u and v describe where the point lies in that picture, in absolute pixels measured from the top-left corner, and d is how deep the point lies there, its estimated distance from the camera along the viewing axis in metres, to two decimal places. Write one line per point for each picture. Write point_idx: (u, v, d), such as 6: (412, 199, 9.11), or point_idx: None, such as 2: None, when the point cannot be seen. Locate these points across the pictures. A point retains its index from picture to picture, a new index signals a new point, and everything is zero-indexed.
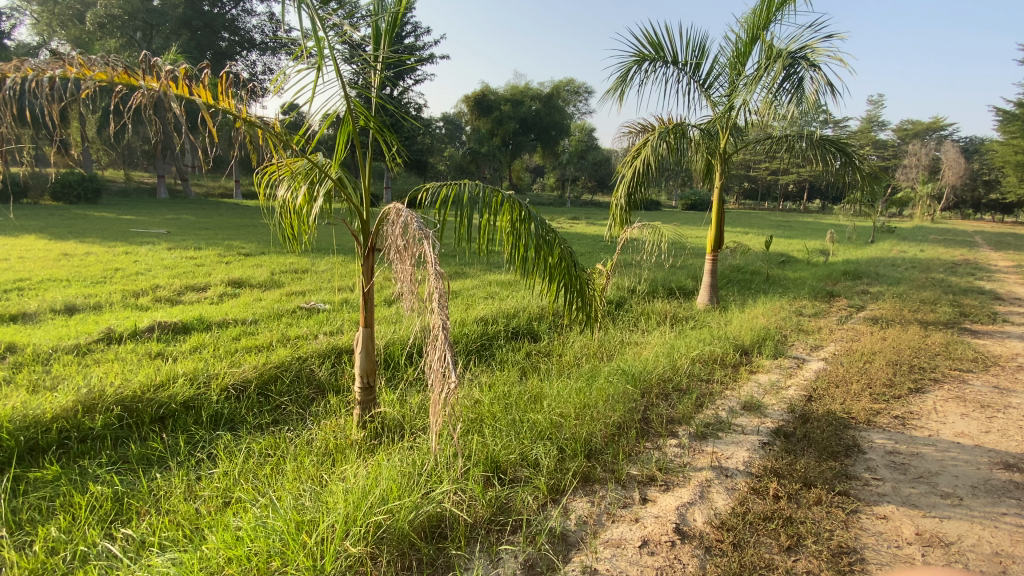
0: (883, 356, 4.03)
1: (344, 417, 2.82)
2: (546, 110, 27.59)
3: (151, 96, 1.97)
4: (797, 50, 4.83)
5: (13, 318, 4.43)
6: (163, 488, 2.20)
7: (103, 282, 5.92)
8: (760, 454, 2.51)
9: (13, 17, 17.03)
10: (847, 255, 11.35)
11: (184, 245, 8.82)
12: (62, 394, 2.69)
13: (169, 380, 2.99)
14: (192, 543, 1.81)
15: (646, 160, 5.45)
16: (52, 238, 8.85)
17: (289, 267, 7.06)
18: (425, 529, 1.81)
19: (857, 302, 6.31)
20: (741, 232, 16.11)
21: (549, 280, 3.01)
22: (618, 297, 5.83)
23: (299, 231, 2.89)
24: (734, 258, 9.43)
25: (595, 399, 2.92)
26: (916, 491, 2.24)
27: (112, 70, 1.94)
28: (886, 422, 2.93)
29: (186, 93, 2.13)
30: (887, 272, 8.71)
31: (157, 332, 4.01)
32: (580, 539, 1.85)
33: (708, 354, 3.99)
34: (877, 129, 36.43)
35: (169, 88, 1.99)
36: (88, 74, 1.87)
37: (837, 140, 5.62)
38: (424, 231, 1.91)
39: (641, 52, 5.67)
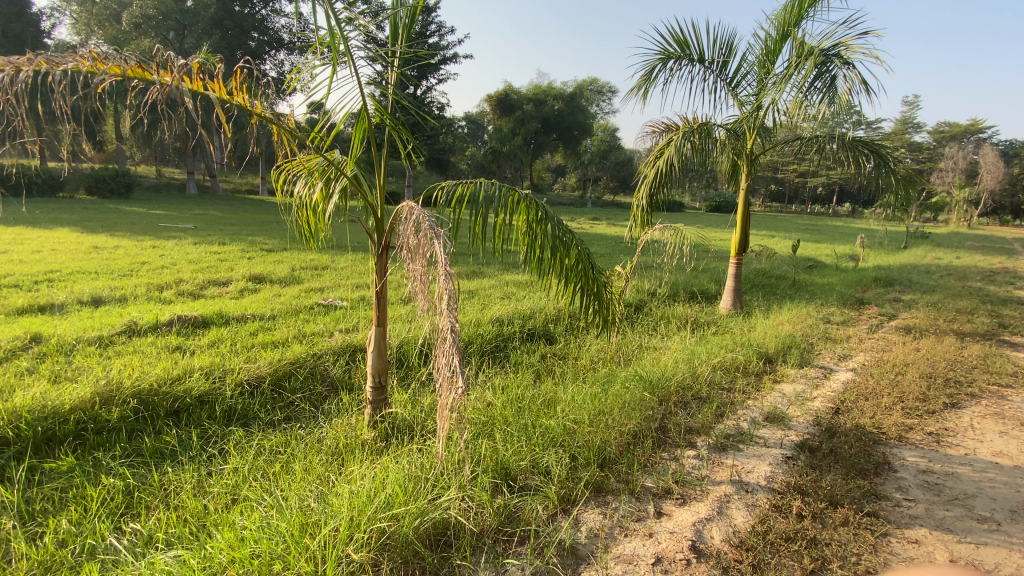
0: (916, 368, 3.84)
1: (355, 417, 2.80)
2: (568, 110, 27.45)
3: (164, 91, 1.94)
4: (830, 47, 4.64)
5: (42, 309, 4.55)
6: (173, 483, 2.20)
7: (129, 275, 6.05)
8: (783, 469, 2.39)
9: (54, 18, 17.70)
10: (877, 261, 10.96)
11: (209, 240, 9.00)
12: (81, 386, 2.73)
13: (185, 374, 3.02)
14: (197, 541, 1.80)
15: (670, 160, 5.32)
16: (85, 232, 9.14)
17: (310, 264, 7.13)
18: (430, 536, 1.76)
19: (889, 311, 6.06)
20: (766, 236, 15.76)
21: (565, 282, 2.94)
22: (638, 300, 5.72)
23: (315, 228, 2.87)
24: (759, 262, 9.18)
25: (610, 406, 2.84)
26: (951, 514, 2.10)
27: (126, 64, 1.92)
28: (919, 438, 2.77)
29: (200, 88, 2.09)
30: (920, 279, 8.36)
31: (177, 326, 4.06)
32: (591, 553, 1.78)
33: (730, 361, 3.86)
34: (912, 131, 35.17)
35: (182, 82, 1.95)
36: (101, 68, 1.86)
37: (871, 142, 5.40)
38: (435, 231, 1.85)
39: (666, 49, 5.55)
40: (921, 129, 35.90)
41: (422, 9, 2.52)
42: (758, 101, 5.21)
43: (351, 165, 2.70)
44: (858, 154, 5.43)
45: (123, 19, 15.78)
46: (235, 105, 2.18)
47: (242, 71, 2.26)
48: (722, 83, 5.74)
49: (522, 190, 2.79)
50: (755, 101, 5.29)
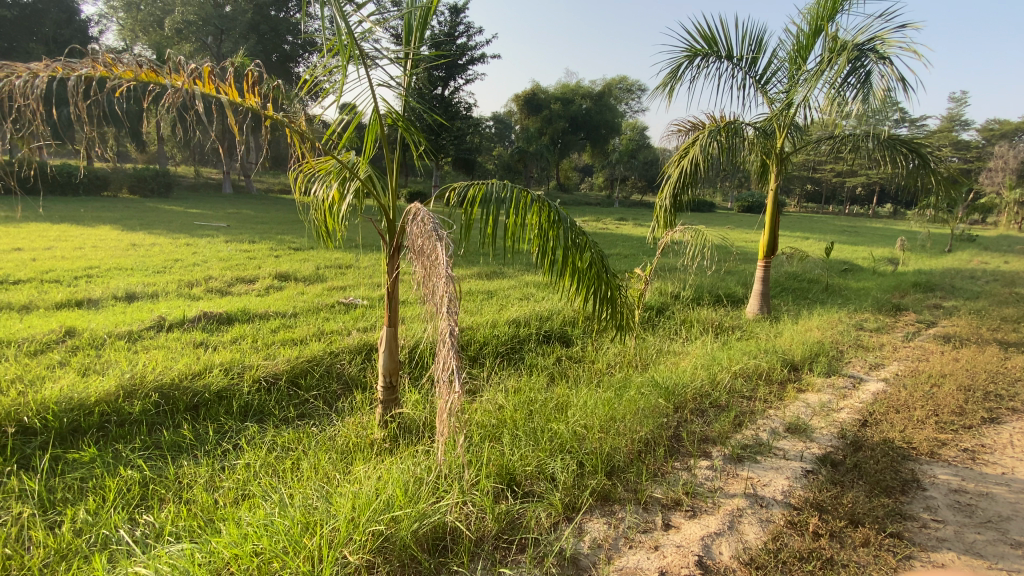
0: (954, 379, 3.62)
1: (367, 416, 2.81)
2: (596, 109, 27.22)
3: (176, 94, 1.98)
4: (865, 41, 4.44)
5: (79, 304, 4.75)
6: (187, 476, 2.26)
7: (162, 272, 6.28)
8: (802, 484, 2.29)
9: (102, 24, 18.58)
10: (918, 265, 10.46)
11: (240, 238, 9.26)
12: (107, 379, 2.83)
13: (205, 370, 3.10)
14: (204, 535, 1.84)
15: (695, 160, 5.18)
16: (125, 229, 9.55)
17: (334, 262, 7.26)
18: (428, 541, 1.74)
19: (927, 318, 5.76)
20: (800, 237, 15.29)
21: (579, 285, 2.88)
22: (660, 303, 5.59)
23: (332, 229, 2.90)
24: (790, 265, 8.88)
25: (623, 412, 2.77)
26: (983, 538, 1.96)
27: (139, 68, 1.97)
28: (953, 455, 2.61)
29: (212, 91, 2.13)
30: (964, 285, 7.93)
31: (202, 322, 4.18)
32: (593, 564, 1.73)
33: (752, 368, 3.74)
34: (959, 129, 33.51)
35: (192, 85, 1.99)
36: (115, 72, 1.91)
37: (910, 141, 5.16)
38: (437, 233, 1.84)
39: (692, 46, 5.42)
40: (969, 127, 34.13)
41: (435, 9, 2.50)
42: (789, 100, 5.03)
43: (364, 166, 2.72)
44: (896, 153, 5.18)
45: (166, 25, 16.46)
46: (247, 108, 2.22)
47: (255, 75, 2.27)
48: (752, 81, 5.57)
49: (535, 191, 2.77)
50: (785, 99, 5.10)
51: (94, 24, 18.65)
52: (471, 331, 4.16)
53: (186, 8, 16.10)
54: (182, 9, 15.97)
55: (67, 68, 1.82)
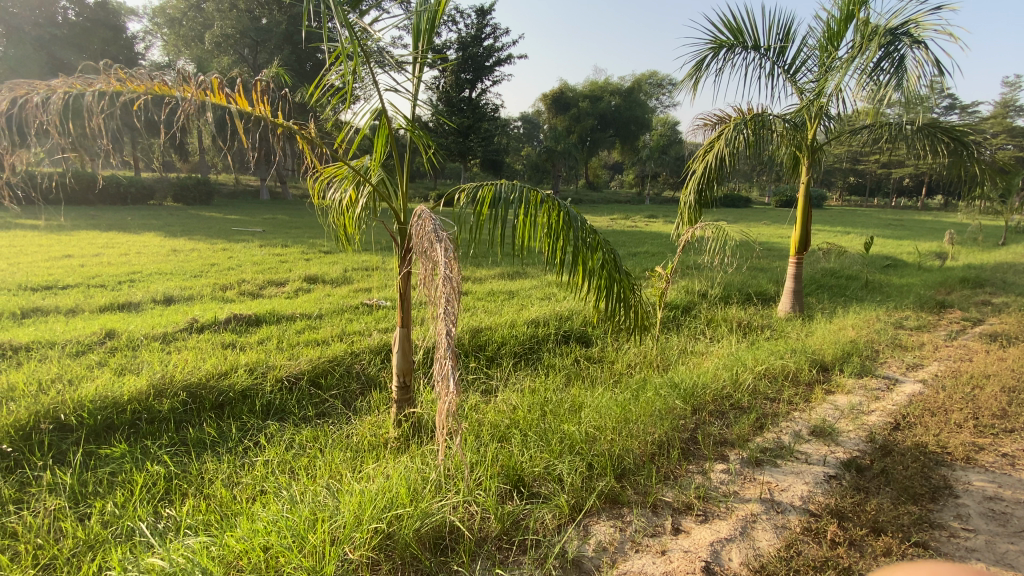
0: (998, 380, 3.40)
1: (383, 415, 2.86)
2: (625, 105, 26.86)
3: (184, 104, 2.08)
4: (899, 25, 4.22)
5: (121, 307, 5.02)
6: (209, 472, 2.36)
7: (199, 276, 6.56)
8: (822, 489, 2.19)
9: (148, 41, 19.56)
10: (969, 259, 9.87)
11: (273, 242, 9.58)
12: (139, 379, 2.98)
13: (231, 369, 3.22)
14: (219, 529, 1.92)
15: (719, 154, 5.04)
16: (167, 236, 10.01)
17: (361, 265, 7.41)
18: (430, 540, 1.75)
19: (974, 315, 5.43)
20: (840, 232, 14.66)
21: (592, 285, 2.85)
22: (685, 302, 5.46)
23: (349, 233, 2.94)
24: (827, 261, 8.51)
25: (637, 414, 2.72)
26: (1017, 549, 1.84)
27: (150, 82, 2.09)
28: (991, 461, 2.45)
29: (222, 100, 2.20)
30: (1019, 280, 7.43)
31: (232, 324, 4.34)
32: (596, 568, 1.71)
33: (778, 369, 3.60)
34: (1016, 114, 31.47)
35: (198, 94, 2.08)
36: (128, 87, 2.03)
37: (951, 128, 4.90)
38: (437, 233, 1.84)
39: (716, 38, 5.29)
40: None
41: (443, 12, 2.50)
42: (819, 89, 4.82)
43: (376, 169, 2.75)
44: (936, 141, 4.95)
45: (205, 39, 17.19)
46: (256, 117, 2.28)
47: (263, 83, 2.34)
48: (780, 71, 5.38)
49: (546, 190, 2.75)
50: (816, 89, 4.89)
51: (140, 41, 19.60)
52: (490, 332, 4.17)
53: (224, 22, 16.78)
54: (221, 23, 16.66)
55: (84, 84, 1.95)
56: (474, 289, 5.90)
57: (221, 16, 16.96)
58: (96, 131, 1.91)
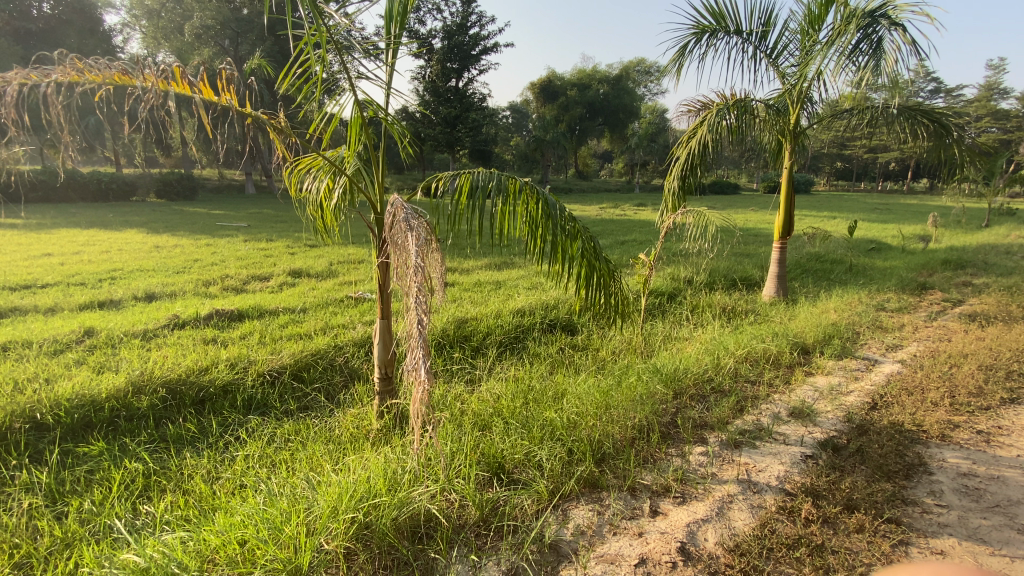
0: (975, 359, 3.46)
1: (366, 406, 2.86)
2: (613, 93, 26.79)
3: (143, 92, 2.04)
4: (877, 7, 4.22)
5: (101, 305, 4.96)
6: (187, 468, 2.36)
7: (182, 272, 6.48)
8: (799, 469, 2.22)
9: (126, 33, 19.16)
10: (952, 241, 10.00)
11: (259, 237, 9.48)
12: (118, 376, 2.95)
13: (212, 365, 3.20)
14: (197, 523, 1.92)
15: (702, 140, 5.03)
16: (150, 232, 9.87)
17: (347, 258, 7.35)
18: (408, 528, 1.76)
19: (954, 296, 5.51)
20: (827, 217, 14.77)
21: (574, 275, 2.85)
22: (671, 288, 5.47)
23: (328, 225, 2.90)
24: (813, 245, 8.58)
25: (619, 399, 2.74)
26: (988, 524, 1.87)
27: (108, 72, 2.04)
28: (965, 438, 2.50)
29: (186, 90, 2.18)
30: (999, 261, 7.54)
31: (214, 320, 4.30)
32: (573, 551, 1.72)
33: (760, 352, 3.64)
34: (1000, 97, 31.75)
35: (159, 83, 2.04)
36: (85, 77, 1.99)
37: (931, 110, 4.90)
38: (409, 223, 1.82)
39: (699, 23, 5.27)
40: (1010, 95, 32.30)
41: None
42: (801, 73, 4.81)
43: (351, 158, 2.69)
44: (916, 124, 4.96)
45: (185, 30, 16.86)
46: (222, 105, 2.25)
47: (227, 71, 2.29)
48: (762, 55, 5.37)
49: (524, 178, 2.74)
50: (798, 73, 4.89)
51: (118, 33, 19.09)
52: (475, 322, 4.17)
53: (204, 13, 16.47)
54: (200, 14, 16.36)
55: (40, 75, 1.90)
56: (461, 280, 5.89)
57: (200, 6, 16.56)
58: (53, 122, 1.88)
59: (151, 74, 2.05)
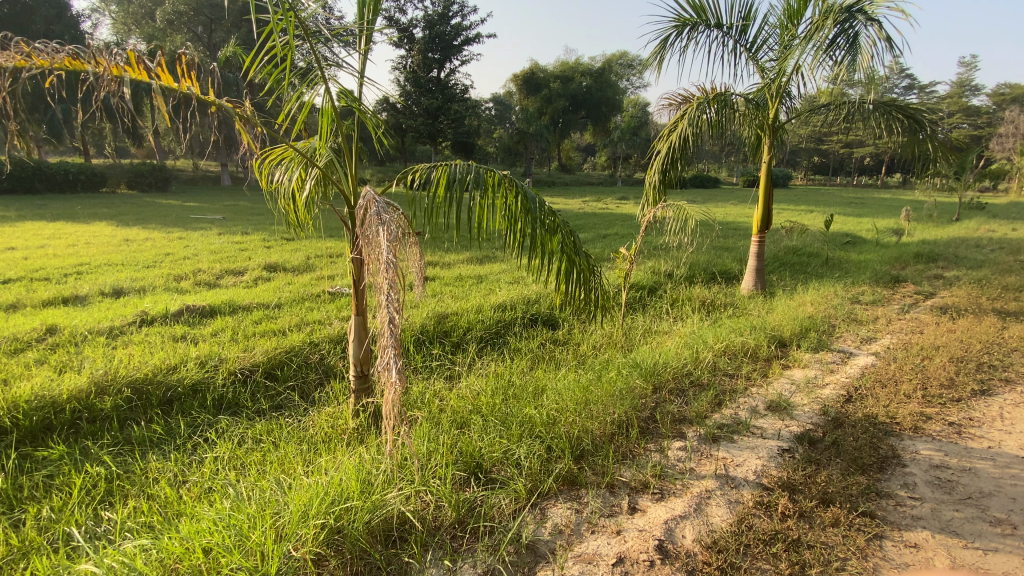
0: (946, 351, 3.53)
1: (342, 405, 2.79)
2: (596, 86, 26.74)
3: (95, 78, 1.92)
4: (855, 2, 4.24)
5: (66, 301, 4.77)
6: (153, 472, 2.27)
7: (153, 266, 6.28)
8: (776, 463, 2.23)
9: (94, 18, 18.44)
10: (924, 235, 10.24)
11: (234, 230, 9.24)
12: (80, 376, 2.83)
13: (181, 363, 3.09)
14: (162, 530, 1.85)
15: (683, 134, 5.03)
16: (120, 225, 9.54)
17: (325, 252, 7.21)
18: (381, 532, 1.71)
19: (926, 289, 5.63)
20: (804, 211, 15.01)
21: (555, 270, 2.81)
22: (651, 282, 5.48)
23: (300, 219, 2.81)
24: (790, 239, 8.69)
25: (598, 394, 2.73)
26: (960, 516, 1.89)
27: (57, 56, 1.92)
28: (937, 430, 2.54)
29: (144, 76, 2.06)
30: (969, 254, 7.74)
31: (184, 316, 4.16)
32: (551, 552, 1.70)
33: (739, 346, 3.66)
34: (971, 94, 32.56)
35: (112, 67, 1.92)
36: (31, 61, 1.87)
37: (905, 106, 4.98)
38: (380, 216, 1.74)
39: (680, 16, 5.24)
40: (979, 92, 33.15)
41: None
42: (780, 68, 4.83)
43: (324, 149, 2.61)
44: (891, 119, 5.02)
45: (157, 16, 16.29)
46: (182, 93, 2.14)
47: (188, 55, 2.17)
48: (742, 50, 5.38)
49: (503, 171, 2.68)
50: (777, 68, 4.91)
51: (86, 18, 18.37)
52: (456, 317, 4.12)
53: None
54: None
55: None
56: (442, 274, 5.81)
57: None
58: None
59: (104, 60, 1.93)
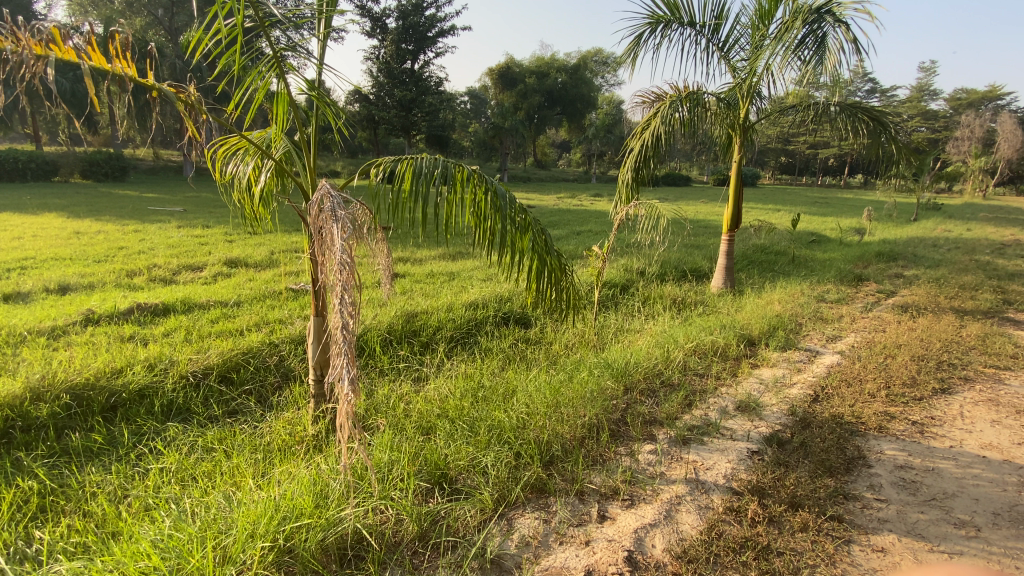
0: (908, 350, 3.61)
1: (302, 409, 2.66)
2: (572, 82, 26.76)
3: (13, 59, 1.73)
4: (823, 3, 4.27)
5: (5, 298, 4.44)
6: (91, 486, 2.10)
7: (104, 261, 5.93)
8: (745, 466, 2.21)
9: None
10: (885, 234, 10.57)
11: (195, 223, 8.84)
12: (14, 381, 2.60)
13: (127, 367, 2.89)
14: (97, 553, 1.70)
15: (656, 132, 5.01)
16: (71, 216, 9.02)
17: (291, 246, 6.96)
18: (336, 552, 1.61)
19: (887, 288, 5.79)
20: (772, 210, 15.35)
21: (526, 270, 2.73)
22: (624, 280, 5.47)
23: (257, 213, 2.65)
24: (759, 237, 8.85)
25: (569, 396, 2.67)
26: (925, 518, 1.90)
27: None
28: (901, 429, 2.57)
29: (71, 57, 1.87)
30: (927, 254, 8.01)
31: (134, 315, 3.92)
32: (517, 566, 1.62)
33: (709, 345, 3.66)
34: (929, 99, 33.84)
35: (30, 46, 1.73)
36: None
37: (871, 108, 5.05)
38: (334, 212, 1.62)
39: (654, 13, 5.22)
40: (936, 97, 34.52)
41: None
42: (751, 67, 4.85)
43: (280, 139, 2.46)
44: (857, 121, 5.10)
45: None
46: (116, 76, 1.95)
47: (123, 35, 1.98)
48: (714, 49, 5.39)
49: (471, 166, 2.57)
50: (748, 68, 4.93)
51: None
52: (425, 316, 4.00)
53: None
54: None
55: None
56: (413, 271, 5.67)
57: None
58: None
59: (21, 36, 1.74)
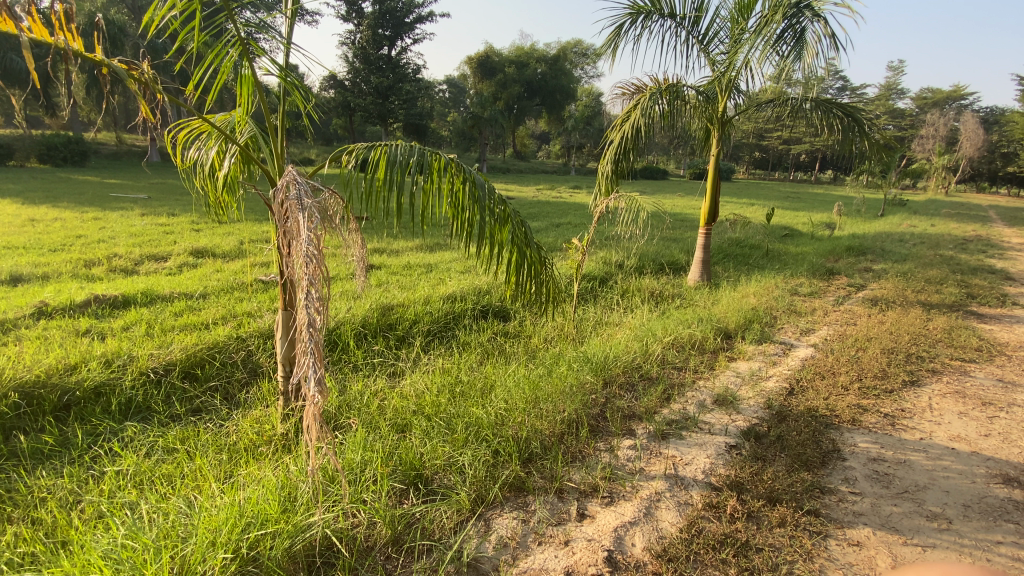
0: (878, 343, 3.69)
1: (270, 407, 2.55)
2: (551, 73, 26.62)
3: None
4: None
5: None
6: (42, 491, 1.96)
7: (60, 250, 5.61)
8: (723, 461, 2.20)
9: None
10: (854, 229, 10.86)
11: (160, 211, 8.48)
12: None
13: (82, 363, 2.73)
14: (45, 564, 1.58)
15: (636, 124, 4.96)
16: (25, 203, 8.55)
17: (261, 236, 6.73)
18: (303, 558, 1.54)
19: (858, 281, 5.92)
20: (746, 204, 15.59)
21: (505, 262, 2.66)
22: (602, 273, 5.45)
23: (221, 200, 2.51)
24: (734, 230, 8.95)
25: (549, 391, 2.63)
26: (898, 511, 1.93)
27: None
28: (873, 422, 2.61)
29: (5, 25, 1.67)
30: (894, 248, 8.25)
31: (91, 307, 3.72)
32: (494, 569, 1.57)
33: (687, 338, 3.67)
34: (897, 98, 34.81)
35: None
36: None
37: (846, 104, 5.11)
38: (300, 200, 1.50)
39: (635, 3, 5.17)
40: (903, 96, 35.51)
41: None
42: (730, 62, 4.84)
43: (245, 123, 2.32)
44: (832, 117, 5.14)
45: None
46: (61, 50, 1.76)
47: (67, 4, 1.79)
48: (694, 41, 5.38)
49: (448, 154, 2.48)
50: (726, 62, 4.92)
51: None
52: (401, 309, 3.90)
53: None
54: None
55: None
56: (389, 262, 5.54)
57: None
58: None
59: None
